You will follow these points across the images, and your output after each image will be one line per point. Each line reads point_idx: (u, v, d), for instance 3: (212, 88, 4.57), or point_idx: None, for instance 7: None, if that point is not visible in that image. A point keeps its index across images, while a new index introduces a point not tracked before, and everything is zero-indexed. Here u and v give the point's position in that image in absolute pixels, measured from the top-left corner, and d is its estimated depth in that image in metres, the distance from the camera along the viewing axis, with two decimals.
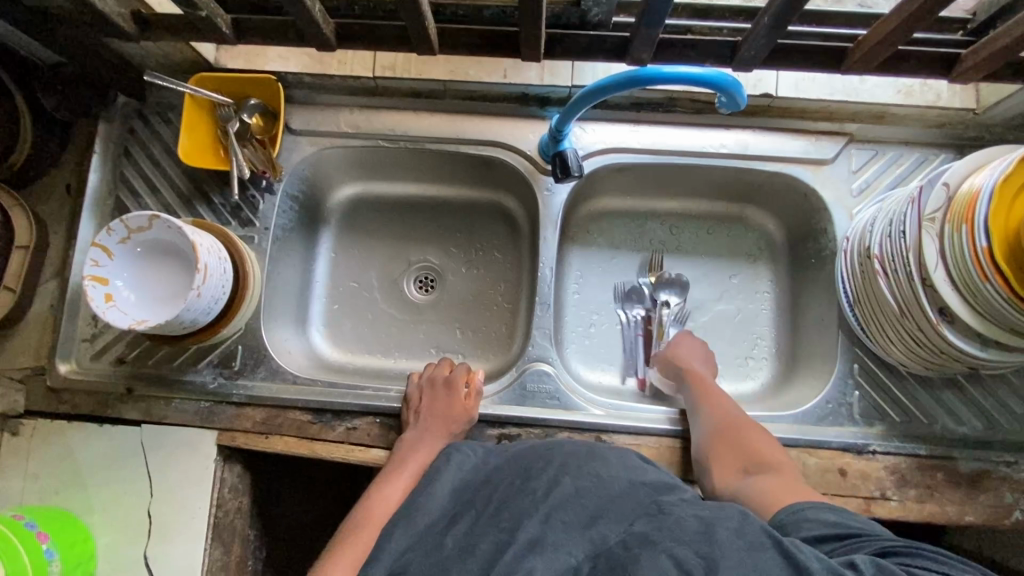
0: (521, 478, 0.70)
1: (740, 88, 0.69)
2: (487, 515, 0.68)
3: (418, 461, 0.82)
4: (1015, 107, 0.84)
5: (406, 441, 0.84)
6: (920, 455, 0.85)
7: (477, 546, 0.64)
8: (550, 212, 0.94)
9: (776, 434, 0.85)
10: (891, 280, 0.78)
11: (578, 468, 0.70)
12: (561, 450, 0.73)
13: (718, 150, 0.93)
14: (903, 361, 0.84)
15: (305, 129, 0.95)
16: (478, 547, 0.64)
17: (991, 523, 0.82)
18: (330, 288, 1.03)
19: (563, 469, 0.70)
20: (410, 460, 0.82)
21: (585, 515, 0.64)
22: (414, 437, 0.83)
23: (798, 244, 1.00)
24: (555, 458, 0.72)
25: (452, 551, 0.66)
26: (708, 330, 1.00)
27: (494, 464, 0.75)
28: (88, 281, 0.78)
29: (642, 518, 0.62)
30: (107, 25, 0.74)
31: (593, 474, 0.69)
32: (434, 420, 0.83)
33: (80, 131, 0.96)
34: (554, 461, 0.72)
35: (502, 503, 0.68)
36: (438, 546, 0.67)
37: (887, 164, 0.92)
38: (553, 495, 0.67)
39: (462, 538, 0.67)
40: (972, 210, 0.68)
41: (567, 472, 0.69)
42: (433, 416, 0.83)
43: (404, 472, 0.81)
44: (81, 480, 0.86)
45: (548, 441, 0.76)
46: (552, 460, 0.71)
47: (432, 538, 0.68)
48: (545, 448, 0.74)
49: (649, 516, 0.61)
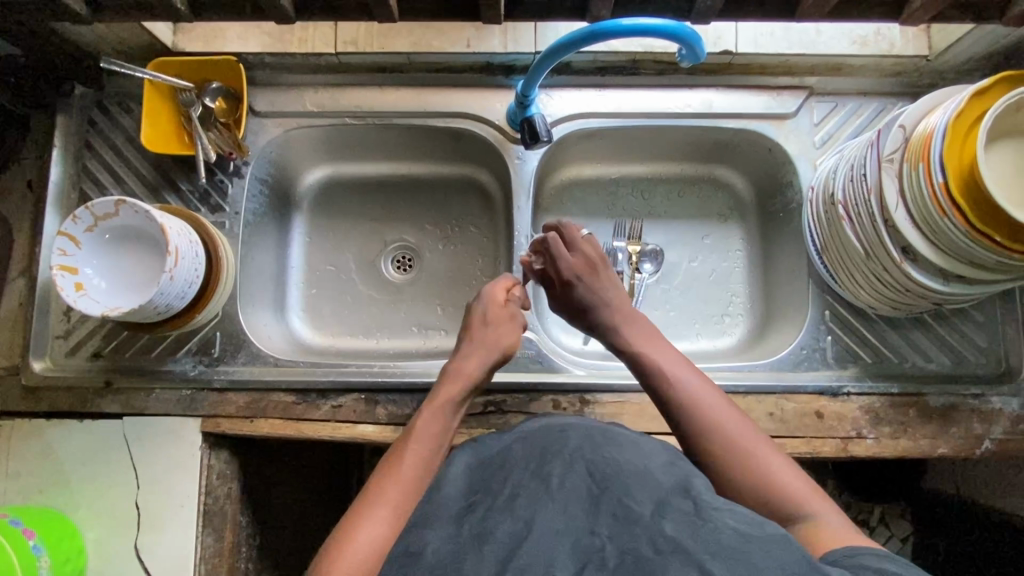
0: (536, 462, 0.63)
1: (699, 39, 0.71)
2: (491, 491, 0.61)
3: (464, 386, 0.76)
4: (967, 50, 0.86)
5: (447, 370, 0.78)
6: (893, 393, 0.87)
7: (492, 534, 0.56)
8: (522, 181, 0.94)
9: (753, 382, 0.87)
10: (856, 222, 0.80)
11: (596, 454, 0.63)
12: (574, 432, 0.67)
13: (684, 110, 0.94)
14: (872, 303, 0.87)
15: (270, 110, 0.94)
16: (493, 536, 0.55)
17: (962, 453, 0.86)
18: (306, 272, 1.03)
19: (580, 455, 0.63)
20: (448, 397, 0.75)
21: (610, 506, 0.57)
22: (456, 364, 0.78)
23: (766, 199, 1.02)
24: (568, 442, 0.65)
25: (463, 537, 0.56)
26: (685, 290, 1.02)
27: (505, 440, 0.69)
28: (56, 271, 0.77)
29: (672, 515, 0.55)
30: (56, 7, 0.73)
31: (614, 461, 0.62)
32: (482, 343, 0.79)
33: (38, 125, 0.94)
34: (568, 445, 0.65)
35: (517, 487, 0.60)
36: (441, 521, 0.59)
37: (846, 115, 0.94)
38: (573, 488, 0.59)
39: (478, 523, 0.57)
40: (927, 149, 0.70)
41: (585, 459, 0.62)
42: (480, 337, 0.80)
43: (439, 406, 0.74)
44: (64, 476, 0.85)
45: (560, 422, 0.70)
46: (567, 444, 0.65)
47: (440, 516, 0.60)
48: (559, 429, 0.68)
49: (683, 517, 0.54)
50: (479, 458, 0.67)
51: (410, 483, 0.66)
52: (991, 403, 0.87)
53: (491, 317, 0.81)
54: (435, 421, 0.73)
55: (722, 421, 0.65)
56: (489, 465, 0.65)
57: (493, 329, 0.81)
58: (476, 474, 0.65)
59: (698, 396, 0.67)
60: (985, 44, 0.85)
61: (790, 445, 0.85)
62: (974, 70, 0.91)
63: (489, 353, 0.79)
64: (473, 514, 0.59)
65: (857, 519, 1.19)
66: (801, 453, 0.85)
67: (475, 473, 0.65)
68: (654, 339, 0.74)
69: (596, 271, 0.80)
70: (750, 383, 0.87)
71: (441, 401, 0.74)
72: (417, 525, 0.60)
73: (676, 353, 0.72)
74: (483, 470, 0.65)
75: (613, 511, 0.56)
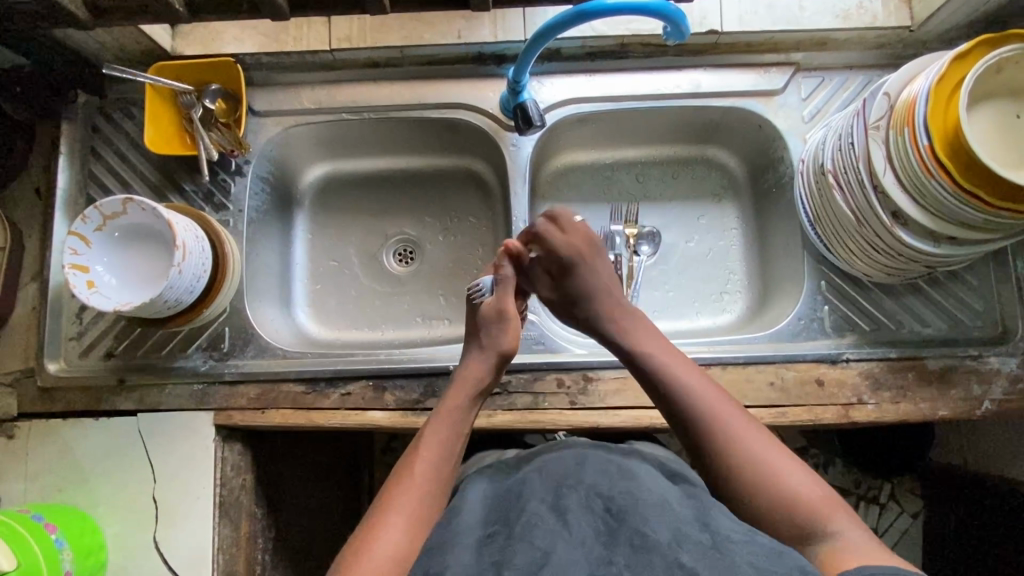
0: (553, 495, 0.64)
1: (683, 16, 0.72)
2: (510, 521, 0.62)
3: (469, 392, 0.76)
4: (949, 17, 0.87)
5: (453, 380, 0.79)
6: (891, 358, 0.89)
7: (511, 561, 0.56)
8: (518, 167, 0.96)
9: (752, 354, 0.89)
10: (846, 191, 0.82)
11: (612, 489, 0.64)
12: (591, 466, 0.69)
13: (673, 91, 0.96)
14: (865, 271, 0.88)
15: (268, 110, 0.96)
16: (514, 561, 0.56)
17: (962, 414, 0.87)
18: (311, 269, 1.05)
19: (595, 490, 0.64)
20: (455, 404, 0.75)
21: (627, 536, 0.57)
22: (463, 372, 0.79)
23: (759, 176, 1.04)
24: (585, 476, 0.67)
25: (484, 564, 0.57)
26: (682, 270, 1.04)
27: (523, 473, 0.71)
28: (69, 270, 0.79)
29: (689, 546, 0.55)
30: (57, 14, 0.74)
31: (629, 493, 0.63)
32: (480, 340, 0.80)
33: (43, 134, 0.96)
34: (584, 480, 0.66)
35: (533, 518, 0.60)
36: (462, 547, 0.60)
37: (833, 90, 0.96)
38: (589, 523, 0.60)
39: (499, 551, 0.58)
40: (912, 113, 0.72)
41: (601, 494, 0.63)
42: (481, 339, 0.80)
43: (444, 420, 0.74)
44: (83, 475, 0.87)
45: (575, 455, 0.72)
46: (584, 478, 0.66)
47: (457, 540, 0.61)
48: (575, 461, 0.70)
49: (700, 548, 0.54)
50: (496, 492, 0.71)
51: (421, 490, 0.68)
52: (989, 363, 0.88)
53: (486, 317, 0.81)
54: (446, 429, 0.74)
55: (737, 430, 0.67)
56: (508, 497, 0.67)
57: (487, 333, 0.80)
58: (496, 501, 0.68)
59: (701, 396, 0.70)
60: (967, 11, 0.86)
61: (791, 412, 0.86)
62: (957, 38, 0.93)
63: (489, 355, 0.79)
64: (493, 543, 0.60)
65: (868, 496, 1.24)
66: (803, 421, 0.86)
67: (493, 504, 0.68)
68: (632, 324, 0.80)
69: (593, 250, 0.84)
70: (750, 353, 0.89)
71: (449, 407, 0.75)
72: (437, 552, 0.60)
73: (688, 365, 0.74)
74: (503, 500, 0.67)
75: (630, 542, 0.56)
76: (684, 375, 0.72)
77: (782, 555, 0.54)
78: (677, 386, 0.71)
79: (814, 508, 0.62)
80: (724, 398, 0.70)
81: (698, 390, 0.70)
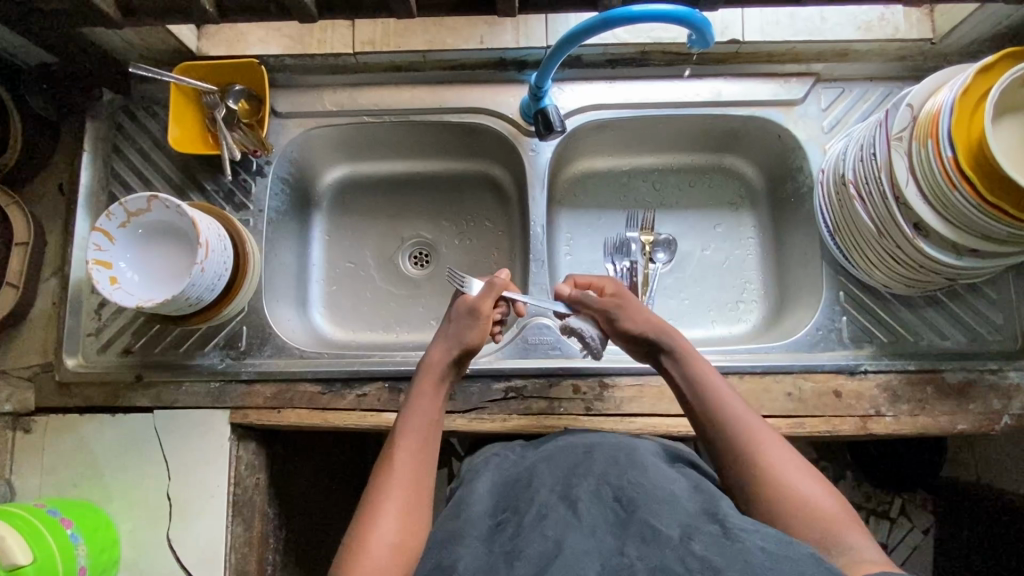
0: (562, 485, 0.63)
1: (708, 24, 0.73)
2: (521, 510, 0.62)
3: (438, 378, 0.77)
4: (972, 30, 0.87)
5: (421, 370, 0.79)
6: (909, 370, 0.88)
7: (522, 553, 0.56)
8: (537, 172, 0.96)
9: (769, 363, 0.88)
10: (867, 202, 0.82)
11: (622, 479, 0.63)
12: (600, 454, 0.68)
13: (693, 99, 0.96)
14: (884, 282, 0.88)
15: (291, 111, 0.97)
16: (525, 554, 0.55)
17: (981, 429, 0.86)
18: (327, 270, 1.05)
19: (605, 479, 0.63)
20: (426, 393, 0.76)
21: (637, 528, 0.56)
22: (428, 361, 0.79)
23: (777, 186, 1.04)
24: (595, 465, 0.66)
25: (495, 555, 0.57)
26: (698, 278, 1.04)
27: (534, 460, 0.71)
28: (92, 265, 0.80)
29: (700, 536, 0.54)
30: (89, 13, 0.75)
31: (638, 484, 0.62)
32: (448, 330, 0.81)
33: (68, 132, 0.97)
34: (594, 469, 0.65)
35: (543, 509, 0.60)
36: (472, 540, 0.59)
37: (854, 101, 0.96)
38: (600, 514, 0.59)
39: (509, 543, 0.58)
40: (936, 125, 0.72)
41: (611, 484, 0.62)
42: (446, 329, 0.81)
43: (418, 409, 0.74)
44: (98, 470, 0.88)
45: (584, 443, 0.71)
46: (593, 468, 0.65)
47: (466, 532, 0.60)
48: (584, 450, 0.69)
49: (711, 537, 0.53)
50: (505, 477, 0.70)
51: (409, 480, 0.68)
52: (1009, 378, 0.87)
53: (459, 311, 0.81)
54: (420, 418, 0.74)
55: (775, 457, 0.65)
56: (518, 485, 0.67)
57: (456, 324, 0.81)
58: (505, 489, 0.67)
59: (740, 424, 0.69)
60: (990, 25, 0.86)
61: (808, 423, 0.86)
62: (979, 51, 0.92)
63: (456, 345, 0.79)
64: (502, 534, 0.60)
65: (879, 511, 1.22)
66: (820, 432, 0.86)
67: (502, 492, 0.67)
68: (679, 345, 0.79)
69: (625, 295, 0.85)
70: (768, 363, 0.88)
71: (420, 398, 0.75)
72: (450, 543, 0.59)
73: (731, 391, 0.73)
74: (510, 491, 0.67)
75: (641, 534, 0.55)
76: (727, 403, 0.71)
77: (791, 542, 0.53)
78: (716, 412, 0.71)
79: (839, 527, 0.59)
80: (764, 427, 0.69)
81: (740, 417, 0.70)
